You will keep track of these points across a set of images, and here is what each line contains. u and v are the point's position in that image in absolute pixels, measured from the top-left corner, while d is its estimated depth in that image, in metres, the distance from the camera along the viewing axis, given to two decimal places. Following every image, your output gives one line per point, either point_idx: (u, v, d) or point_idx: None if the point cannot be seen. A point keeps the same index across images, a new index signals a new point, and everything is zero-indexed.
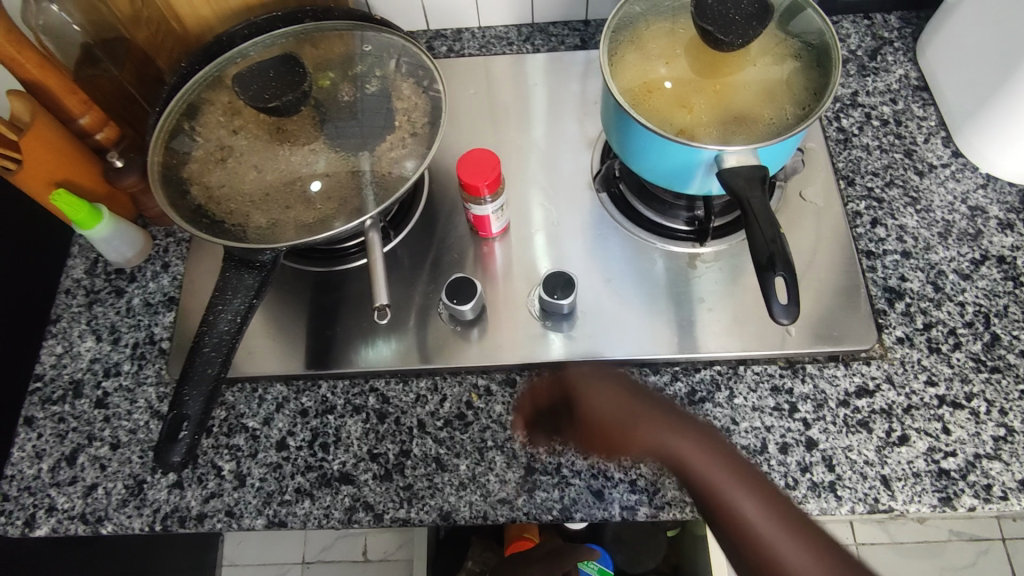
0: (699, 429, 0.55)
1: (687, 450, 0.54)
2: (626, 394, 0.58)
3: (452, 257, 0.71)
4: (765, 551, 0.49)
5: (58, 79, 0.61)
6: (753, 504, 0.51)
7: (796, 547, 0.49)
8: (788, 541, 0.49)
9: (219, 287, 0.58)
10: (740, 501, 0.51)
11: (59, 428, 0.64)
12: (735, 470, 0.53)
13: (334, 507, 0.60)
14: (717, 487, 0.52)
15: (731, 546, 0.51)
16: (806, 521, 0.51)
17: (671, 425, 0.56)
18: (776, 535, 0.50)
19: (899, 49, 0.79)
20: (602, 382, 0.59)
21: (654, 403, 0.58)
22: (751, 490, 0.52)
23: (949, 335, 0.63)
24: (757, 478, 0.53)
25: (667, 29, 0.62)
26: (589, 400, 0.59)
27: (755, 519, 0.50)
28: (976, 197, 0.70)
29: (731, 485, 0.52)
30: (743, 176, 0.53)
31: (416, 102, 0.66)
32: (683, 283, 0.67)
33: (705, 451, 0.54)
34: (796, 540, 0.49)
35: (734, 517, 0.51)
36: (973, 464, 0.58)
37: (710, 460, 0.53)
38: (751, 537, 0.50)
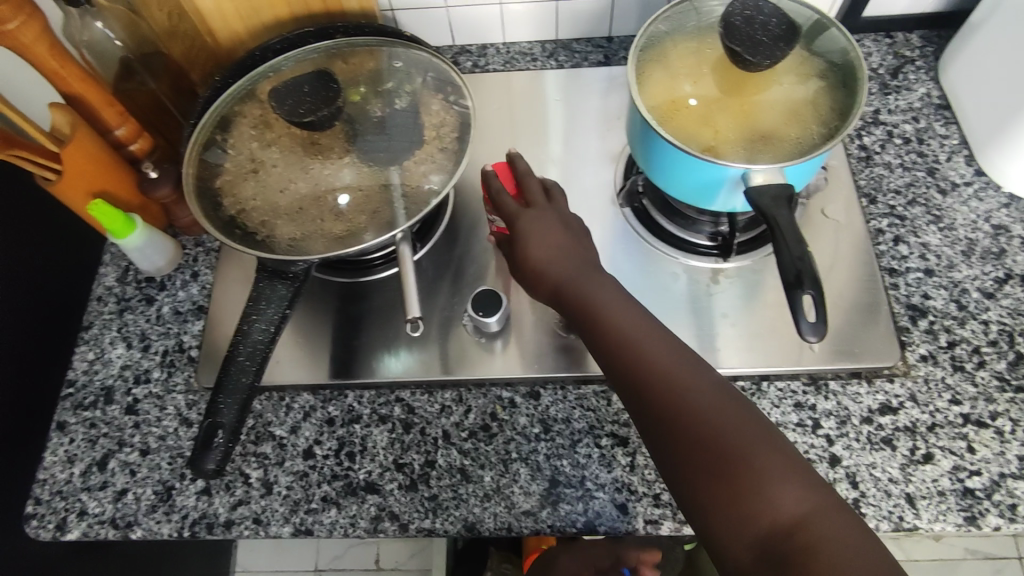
0: (596, 273, 0.58)
1: (585, 287, 0.57)
2: (552, 221, 0.61)
3: (477, 269, 0.72)
4: (642, 378, 0.50)
5: (97, 92, 0.63)
6: (630, 328, 0.53)
7: (672, 377, 0.50)
8: (663, 363, 0.51)
9: (253, 297, 0.59)
10: (620, 329, 0.53)
11: (90, 434, 0.65)
12: (629, 313, 0.54)
13: (360, 517, 0.60)
14: (602, 317, 0.54)
15: (609, 363, 0.53)
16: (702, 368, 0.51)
17: (579, 264, 0.58)
18: (644, 351, 0.51)
19: (920, 68, 0.79)
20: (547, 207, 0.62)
21: (576, 243, 0.60)
22: (627, 322, 0.54)
23: (973, 354, 0.63)
24: (655, 323, 0.54)
25: (692, 47, 0.63)
26: (524, 235, 0.60)
27: (629, 339, 0.52)
28: (999, 216, 0.70)
29: (608, 315, 0.54)
30: (771, 194, 0.54)
31: (444, 118, 0.68)
32: (706, 298, 0.68)
33: (604, 291, 0.56)
34: (674, 365, 0.50)
35: (613, 337, 0.53)
36: (998, 483, 0.58)
37: (605, 295, 0.56)
38: (628, 360, 0.52)
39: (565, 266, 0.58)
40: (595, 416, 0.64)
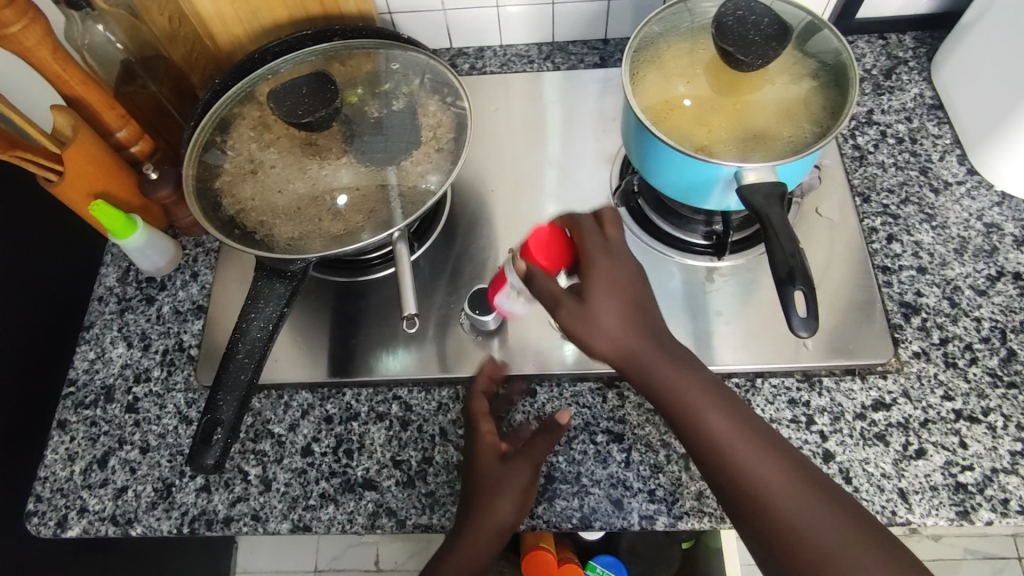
0: (678, 352, 0.53)
1: (675, 377, 0.52)
2: (620, 292, 0.54)
3: (474, 269, 0.72)
4: (747, 484, 0.48)
5: (98, 94, 0.64)
6: (728, 427, 0.50)
7: (778, 484, 0.48)
8: (765, 466, 0.49)
9: (251, 295, 0.60)
10: (717, 429, 0.50)
11: (91, 432, 0.66)
12: (724, 407, 0.51)
13: (358, 513, 0.61)
14: (698, 414, 0.51)
15: (703, 461, 0.51)
16: (798, 462, 0.50)
17: (663, 347, 0.53)
18: (746, 454, 0.49)
19: (913, 69, 0.80)
20: (608, 267, 0.55)
21: (646, 312, 0.55)
22: (722, 417, 0.50)
23: (966, 350, 0.64)
24: (745, 412, 0.52)
25: (686, 48, 0.64)
26: (586, 313, 0.54)
27: (729, 441, 0.50)
28: (991, 214, 0.71)
29: (704, 409, 0.51)
30: (763, 192, 0.55)
31: (441, 118, 0.68)
32: (701, 296, 0.69)
33: (694, 379, 0.52)
34: (775, 467, 0.49)
35: (710, 439, 0.50)
36: (990, 478, 0.58)
37: (696, 385, 0.51)
38: (728, 462, 0.49)
39: (648, 351, 0.53)
40: (590, 413, 0.64)
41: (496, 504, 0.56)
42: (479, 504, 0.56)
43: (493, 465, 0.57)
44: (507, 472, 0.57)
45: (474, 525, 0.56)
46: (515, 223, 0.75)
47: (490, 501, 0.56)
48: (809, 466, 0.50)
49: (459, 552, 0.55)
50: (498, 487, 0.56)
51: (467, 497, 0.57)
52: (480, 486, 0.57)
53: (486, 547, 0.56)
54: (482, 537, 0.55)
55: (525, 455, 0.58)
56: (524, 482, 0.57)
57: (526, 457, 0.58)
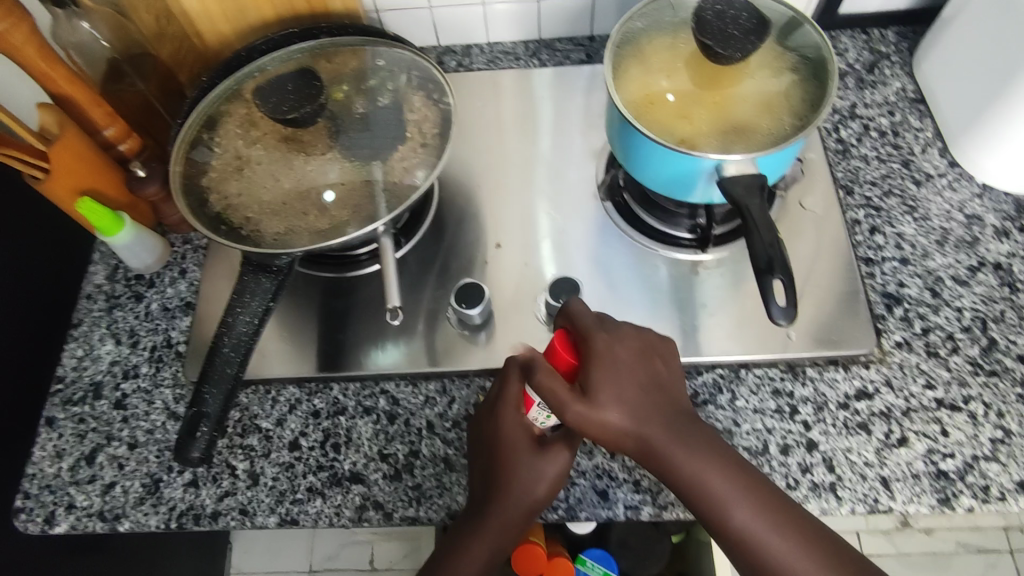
0: (693, 438, 0.52)
1: (694, 467, 0.51)
2: (631, 385, 0.54)
3: (461, 264, 0.73)
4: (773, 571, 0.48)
5: (86, 92, 0.64)
6: (751, 515, 0.49)
7: (806, 567, 0.48)
8: (791, 549, 0.48)
9: (237, 290, 0.60)
10: (740, 519, 0.49)
11: (79, 428, 0.66)
12: (747, 493, 0.50)
13: (345, 506, 0.61)
14: (720, 504, 0.50)
15: (731, 549, 0.50)
16: (824, 537, 0.49)
17: (680, 435, 0.52)
18: (775, 543, 0.49)
19: (896, 63, 0.81)
20: (616, 354, 0.54)
21: (660, 400, 0.54)
22: (746, 504, 0.50)
23: (947, 340, 0.65)
24: (768, 491, 0.51)
25: (668, 43, 0.64)
26: (592, 412, 0.52)
27: (755, 530, 0.49)
28: (972, 205, 0.71)
29: (727, 498, 0.50)
30: (742, 184, 0.56)
31: (426, 114, 0.69)
32: (686, 289, 0.69)
33: (713, 465, 0.51)
34: (803, 549, 0.48)
35: (735, 529, 0.49)
36: (971, 466, 0.59)
37: (715, 472, 0.51)
38: (754, 551, 0.49)
39: (668, 441, 0.52)
40: None
41: (530, 488, 0.55)
42: (512, 483, 0.55)
43: (531, 445, 0.56)
44: (541, 455, 0.56)
45: (504, 507, 0.55)
46: (502, 218, 0.75)
47: (522, 483, 0.55)
48: (835, 538, 0.50)
49: (486, 533, 0.55)
50: (531, 471, 0.55)
51: (498, 475, 0.55)
52: (513, 471, 0.55)
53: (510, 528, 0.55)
54: (508, 518, 0.55)
55: (565, 442, 0.56)
56: (558, 470, 0.56)
57: (564, 442, 0.56)
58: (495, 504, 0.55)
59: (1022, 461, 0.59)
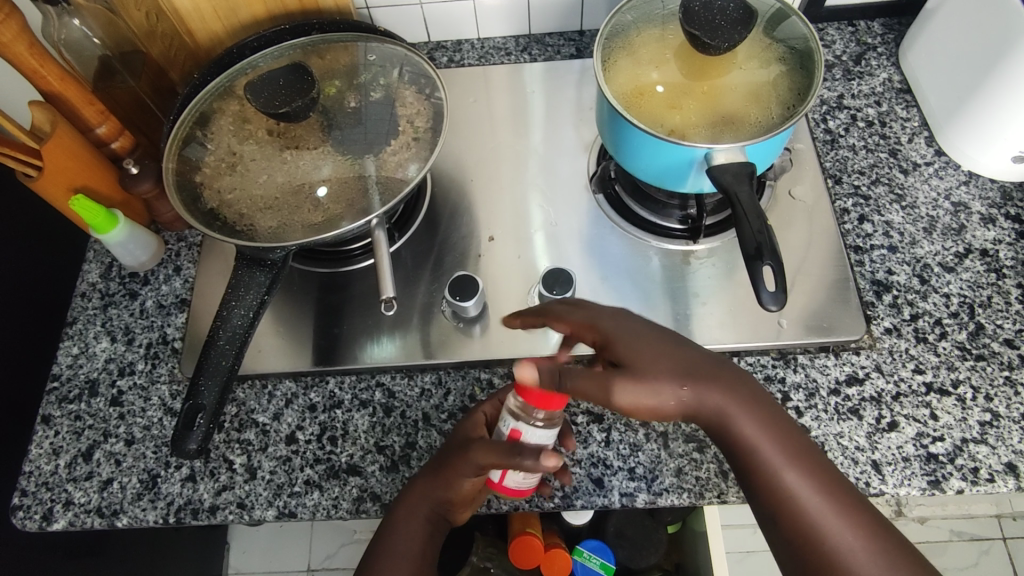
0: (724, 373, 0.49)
1: (745, 423, 0.47)
2: (672, 347, 0.50)
3: (454, 257, 0.73)
4: (822, 542, 0.44)
5: (78, 91, 0.64)
6: (802, 477, 0.46)
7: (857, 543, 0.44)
8: (841, 522, 0.44)
9: (232, 284, 0.61)
10: (791, 480, 0.46)
11: (75, 426, 0.66)
12: (797, 455, 0.47)
13: (343, 498, 0.62)
14: (769, 462, 0.47)
15: (771, 511, 0.46)
16: (877, 520, 0.45)
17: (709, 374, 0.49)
18: (823, 507, 0.45)
19: (882, 54, 0.82)
20: (642, 330, 0.51)
21: (712, 360, 0.50)
22: (798, 464, 0.46)
23: (936, 325, 0.65)
24: (818, 461, 0.47)
25: (657, 35, 0.65)
26: (632, 381, 0.48)
27: (805, 493, 0.45)
28: (959, 193, 0.72)
29: (777, 455, 0.47)
30: (732, 172, 0.56)
31: (418, 109, 0.69)
32: (678, 279, 0.70)
33: (765, 422, 0.48)
34: (852, 522, 0.44)
35: (785, 490, 0.46)
36: (960, 448, 0.60)
37: (767, 429, 0.47)
38: (802, 517, 0.45)
39: (720, 397, 0.48)
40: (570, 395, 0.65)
41: (435, 493, 0.55)
42: (420, 483, 0.56)
43: (450, 451, 0.56)
44: (451, 460, 0.55)
45: (410, 508, 0.56)
46: (495, 212, 0.76)
47: (430, 487, 0.56)
48: (887, 524, 0.45)
49: (390, 531, 0.55)
50: (439, 475, 0.55)
51: (416, 478, 0.57)
52: (424, 472, 0.57)
53: (419, 533, 0.55)
54: (414, 521, 0.55)
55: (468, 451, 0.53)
56: (461, 479, 0.54)
57: (465, 453, 0.53)
58: (403, 502, 0.56)
59: (1010, 443, 0.60)
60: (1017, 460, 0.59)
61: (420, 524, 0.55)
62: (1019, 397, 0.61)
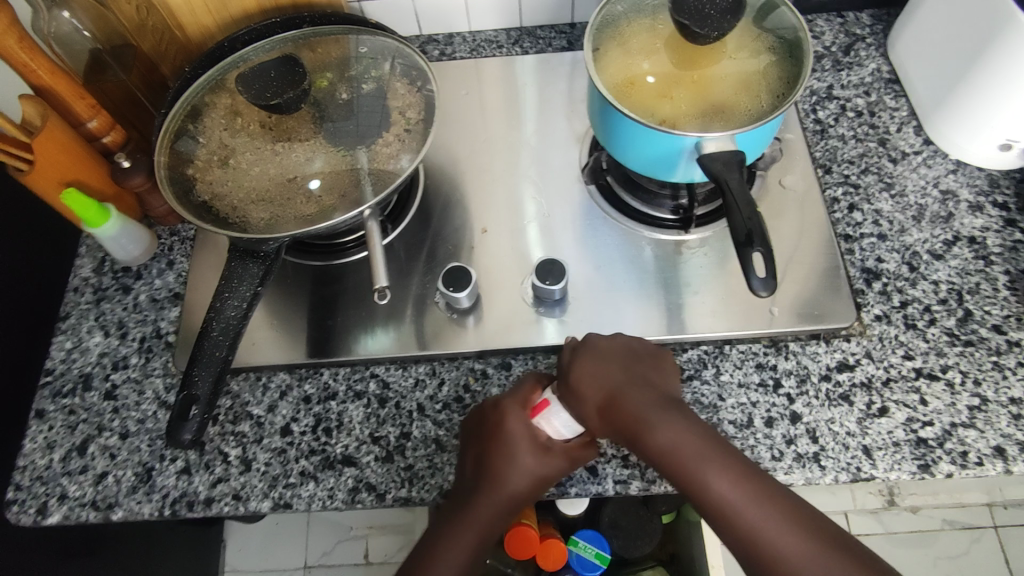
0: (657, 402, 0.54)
1: (672, 443, 0.51)
2: (616, 372, 0.56)
3: (447, 249, 0.73)
4: (757, 547, 0.48)
5: (68, 85, 0.64)
6: (731, 487, 0.49)
7: (793, 545, 0.47)
8: (776, 523, 0.48)
9: (225, 276, 0.61)
10: (719, 489, 0.49)
11: (69, 420, 0.66)
12: (724, 464, 0.50)
13: (338, 489, 0.62)
14: (697, 474, 0.50)
15: (713, 520, 0.50)
16: (791, 507, 0.49)
17: (650, 408, 0.54)
18: (758, 513, 0.48)
19: (871, 45, 0.83)
20: (597, 369, 0.57)
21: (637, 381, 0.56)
22: (723, 473, 0.50)
23: (925, 312, 0.66)
24: (745, 468, 0.50)
25: (647, 25, 0.65)
26: (574, 393, 0.56)
27: (731, 498, 0.49)
28: (947, 181, 0.73)
29: (703, 469, 0.50)
30: (722, 160, 0.56)
31: (410, 101, 0.70)
32: (671, 268, 0.70)
33: (689, 437, 0.51)
34: (786, 523, 0.48)
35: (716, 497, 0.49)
36: (949, 433, 0.61)
37: (693, 445, 0.51)
38: (738, 525, 0.48)
39: (650, 420, 0.53)
40: None
41: (518, 499, 0.56)
42: (491, 483, 0.56)
43: (537, 454, 0.57)
44: (544, 468, 0.57)
45: (487, 511, 0.55)
46: (488, 203, 0.76)
47: (512, 495, 0.56)
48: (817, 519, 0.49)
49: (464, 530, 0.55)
50: (524, 484, 0.56)
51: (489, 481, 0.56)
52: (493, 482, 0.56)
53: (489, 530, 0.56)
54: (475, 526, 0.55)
55: (569, 460, 0.57)
56: (550, 483, 0.57)
57: (567, 463, 0.57)
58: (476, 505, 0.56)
59: (998, 427, 0.60)
60: (1005, 444, 0.60)
61: (493, 525, 0.56)
62: (1007, 381, 0.62)
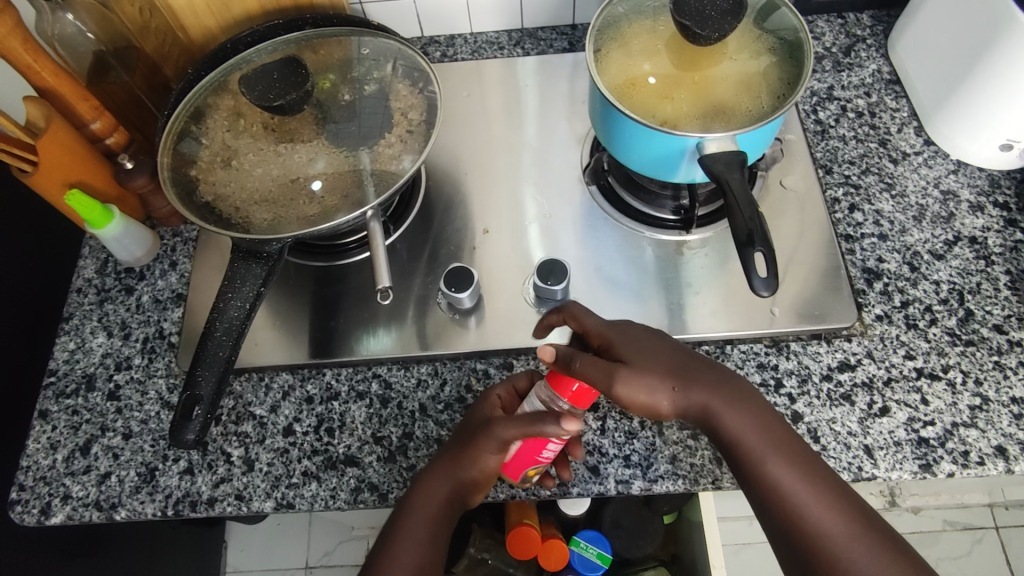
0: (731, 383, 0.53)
1: (735, 419, 0.52)
2: (679, 354, 0.54)
3: (449, 249, 0.73)
4: (807, 530, 0.48)
5: (72, 86, 0.64)
6: (786, 467, 0.50)
7: (840, 527, 0.47)
8: (825, 505, 0.48)
9: (228, 276, 0.61)
10: (775, 470, 0.50)
11: (73, 420, 0.66)
12: (782, 448, 0.51)
13: (340, 489, 0.62)
14: (756, 454, 0.51)
15: (761, 499, 0.50)
16: (846, 497, 0.49)
17: (725, 390, 0.52)
18: (810, 492, 0.49)
19: (871, 46, 0.83)
20: (652, 360, 0.53)
21: (698, 362, 0.54)
22: (782, 457, 0.50)
23: (926, 312, 0.66)
24: (799, 451, 0.51)
25: (648, 26, 0.65)
26: (639, 376, 0.52)
27: (786, 480, 0.49)
28: (947, 182, 0.73)
29: (763, 450, 0.51)
30: (723, 161, 0.57)
31: (412, 102, 0.70)
32: (672, 269, 0.70)
33: (753, 419, 0.52)
34: (835, 506, 0.48)
35: (771, 478, 0.50)
36: (950, 432, 0.61)
37: (755, 424, 0.52)
38: (789, 502, 0.49)
39: (716, 400, 0.52)
40: None
41: (456, 478, 0.55)
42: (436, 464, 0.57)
43: (473, 431, 0.56)
44: (475, 442, 0.55)
45: (429, 494, 0.55)
46: (489, 204, 0.76)
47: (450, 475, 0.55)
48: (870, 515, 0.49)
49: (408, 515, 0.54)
50: (459, 462, 0.55)
51: (435, 467, 0.57)
52: (440, 460, 0.57)
53: (439, 518, 0.55)
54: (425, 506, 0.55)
55: (494, 428, 0.54)
56: (484, 458, 0.54)
57: (490, 433, 0.54)
58: (420, 489, 0.56)
59: (999, 426, 0.61)
60: (1007, 444, 0.60)
61: (440, 511, 0.55)
62: (1008, 381, 0.62)
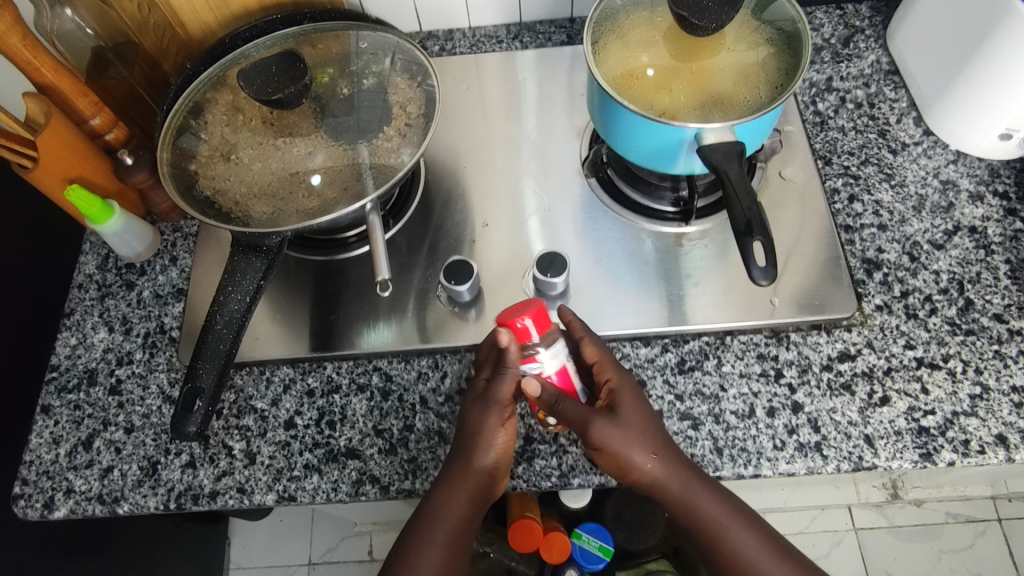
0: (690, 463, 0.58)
1: (701, 500, 0.56)
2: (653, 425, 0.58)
3: (449, 243, 0.74)
4: None
5: (69, 80, 0.64)
6: (749, 540, 0.56)
7: None
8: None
9: (229, 270, 0.61)
10: (738, 544, 0.56)
11: (75, 415, 0.67)
12: (741, 521, 0.57)
13: (342, 481, 0.62)
14: (720, 531, 0.56)
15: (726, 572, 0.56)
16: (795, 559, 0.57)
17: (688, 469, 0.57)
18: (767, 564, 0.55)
19: (871, 37, 0.83)
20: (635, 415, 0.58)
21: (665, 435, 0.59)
22: (743, 530, 0.56)
23: (926, 302, 0.66)
24: (756, 519, 0.58)
25: (646, 18, 0.65)
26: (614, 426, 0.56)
27: (747, 552, 0.56)
28: (947, 171, 0.73)
29: (726, 528, 0.56)
30: (722, 151, 0.57)
31: (410, 95, 0.70)
32: (672, 260, 0.71)
33: (715, 497, 0.57)
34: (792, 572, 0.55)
35: (733, 551, 0.56)
36: (951, 421, 0.61)
37: (716, 503, 0.57)
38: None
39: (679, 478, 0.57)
40: None
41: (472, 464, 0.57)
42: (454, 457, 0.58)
43: (471, 417, 0.58)
44: (475, 423, 0.57)
45: (453, 493, 0.57)
46: (489, 197, 0.76)
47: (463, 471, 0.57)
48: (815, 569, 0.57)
49: (435, 514, 0.57)
50: (474, 459, 0.57)
51: (448, 470, 0.58)
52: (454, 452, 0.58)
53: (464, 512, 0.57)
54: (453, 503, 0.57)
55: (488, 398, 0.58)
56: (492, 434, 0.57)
57: (487, 405, 0.57)
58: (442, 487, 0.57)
59: (1000, 415, 0.61)
60: (1008, 432, 0.60)
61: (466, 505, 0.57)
62: (1008, 370, 0.62)
